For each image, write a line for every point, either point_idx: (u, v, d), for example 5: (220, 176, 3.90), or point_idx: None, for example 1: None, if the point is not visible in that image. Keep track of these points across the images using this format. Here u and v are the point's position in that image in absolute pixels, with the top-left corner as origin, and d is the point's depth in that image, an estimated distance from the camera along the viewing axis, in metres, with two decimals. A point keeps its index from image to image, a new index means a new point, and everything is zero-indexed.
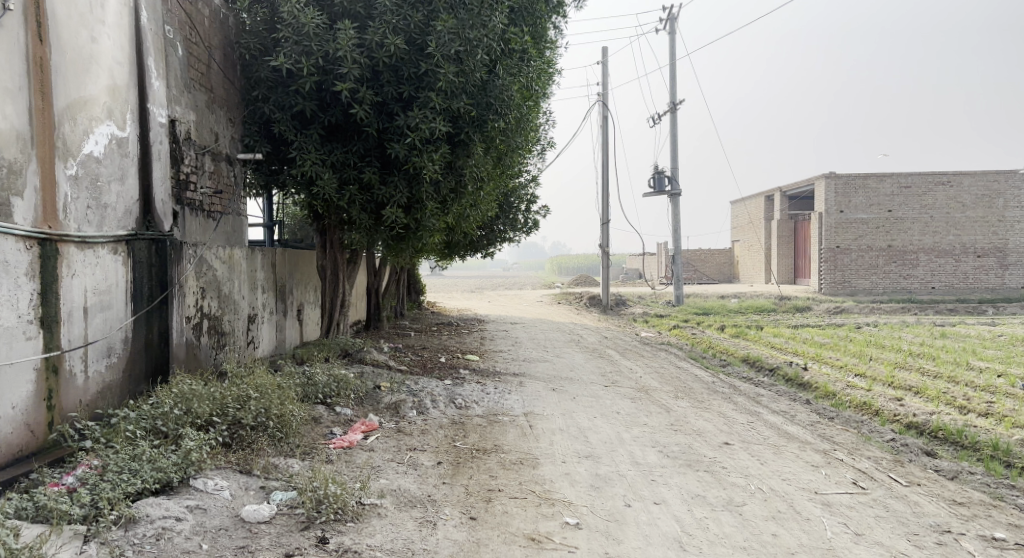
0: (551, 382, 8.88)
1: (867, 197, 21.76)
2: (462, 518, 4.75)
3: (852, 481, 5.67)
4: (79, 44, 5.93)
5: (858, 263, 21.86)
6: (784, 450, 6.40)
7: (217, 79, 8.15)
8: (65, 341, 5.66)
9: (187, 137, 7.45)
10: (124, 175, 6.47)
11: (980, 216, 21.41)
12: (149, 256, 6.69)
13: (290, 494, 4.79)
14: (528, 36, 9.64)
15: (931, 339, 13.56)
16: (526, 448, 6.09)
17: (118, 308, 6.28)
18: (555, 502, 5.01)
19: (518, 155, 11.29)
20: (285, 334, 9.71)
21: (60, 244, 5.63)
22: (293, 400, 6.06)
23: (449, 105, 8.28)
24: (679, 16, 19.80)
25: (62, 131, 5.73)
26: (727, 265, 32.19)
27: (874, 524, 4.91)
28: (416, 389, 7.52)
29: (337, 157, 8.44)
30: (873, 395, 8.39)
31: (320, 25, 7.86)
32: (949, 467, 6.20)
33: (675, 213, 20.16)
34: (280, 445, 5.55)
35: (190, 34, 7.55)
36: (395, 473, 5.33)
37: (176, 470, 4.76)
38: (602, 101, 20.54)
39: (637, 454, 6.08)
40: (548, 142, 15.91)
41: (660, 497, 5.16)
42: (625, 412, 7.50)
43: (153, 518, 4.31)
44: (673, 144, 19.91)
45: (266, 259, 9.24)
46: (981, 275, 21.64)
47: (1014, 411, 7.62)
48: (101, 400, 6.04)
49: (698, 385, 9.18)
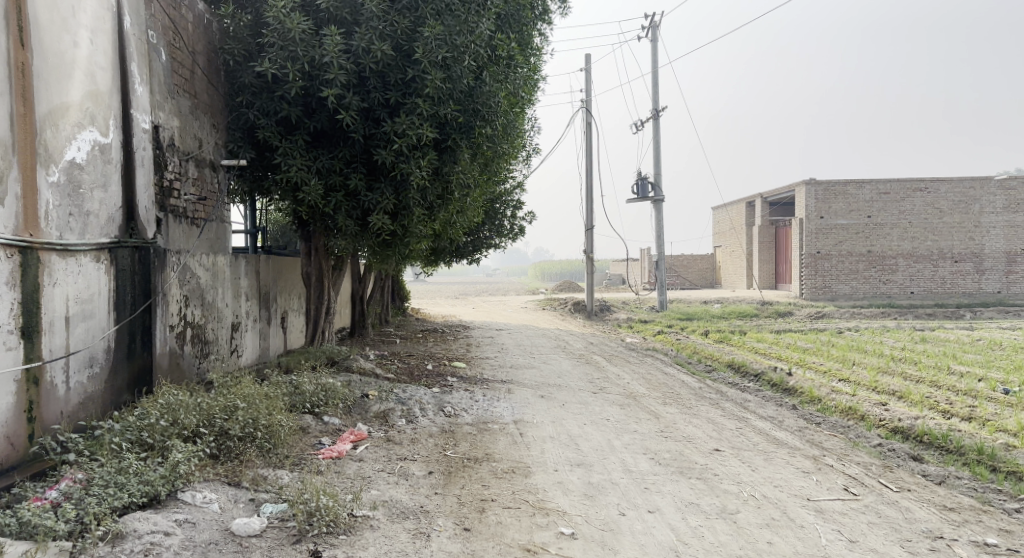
0: (540, 390, 8.84)
1: (847, 203, 22.02)
2: (456, 529, 4.69)
3: (844, 487, 5.69)
4: (61, 49, 5.83)
5: (838, 269, 22.14)
6: (774, 456, 6.41)
7: (201, 85, 8.05)
8: (46, 352, 5.54)
9: (171, 144, 7.35)
10: (106, 182, 6.35)
11: (957, 222, 21.68)
12: (132, 263, 6.58)
13: (281, 506, 4.71)
14: (514, 42, 9.62)
15: (913, 344, 13.65)
16: (517, 456, 6.05)
17: (101, 317, 6.15)
18: (549, 511, 4.97)
19: (504, 161, 11.26)
20: (268, 341, 9.60)
21: (41, 252, 5.52)
22: (281, 410, 5.96)
23: (436, 111, 8.25)
24: (660, 24, 19.92)
25: (43, 137, 5.62)
26: (709, 271, 32.39)
27: (867, 530, 4.93)
28: (404, 397, 7.44)
29: (323, 163, 8.32)
30: (858, 400, 8.44)
31: (306, 31, 7.77)
32: (936, 471, 6.24)
33: (658, 219, 20.25)
34: (268, 456, 5.46)
35: (173, 39, 7.46)
36: (386, 484, 5.26)
37: (164, 483, 4.66)
38: (585, 107, 20.61)
39: (629, 461, 6.06)
40: (533, 149, 15.92)
41: (654, 505, 5.15)
42: (615, 419, 7.48)
43: (140, 533, 4.21)
44: (656, 150, 20.00)
45: (250, 266, 9.13)
46: (959, 280, 21.91)
47: (997, 416, 7.70)
48: (83, 411, 5.91)
49: (685, 391, 9.19)
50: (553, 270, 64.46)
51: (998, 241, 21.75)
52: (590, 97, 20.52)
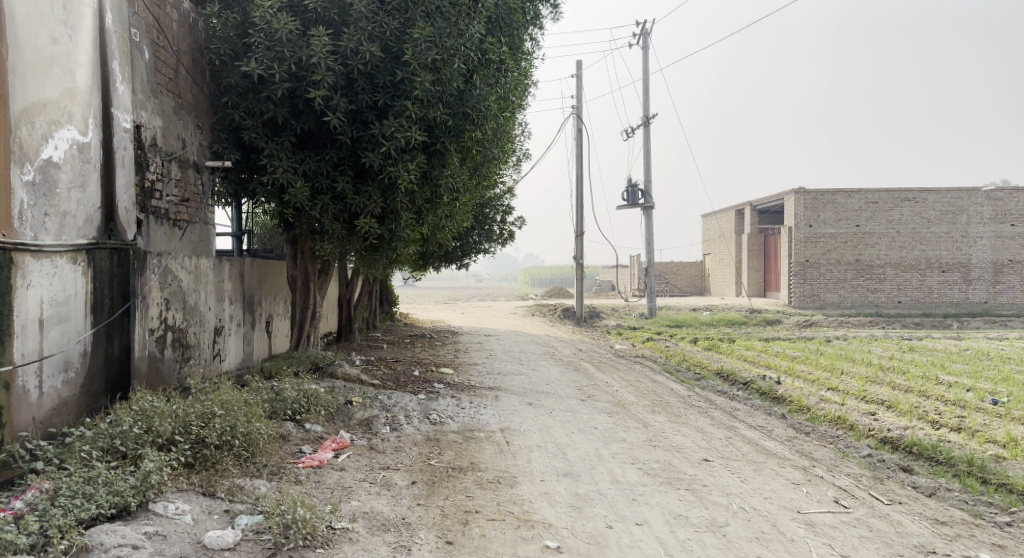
0: (527, 397, 8.72)
1: (836, 212, 22.07)
2: (438, 542, 4.56)
3: (834, 500, 5.59)
4: (38, 45, 5.68)
5: (827, 277, 22.17)
6: (763, 466, 6.32)
7: (186, 85, 7.90)
8: (18, 355, 5.38)
9: (153, 144, 7.19)
10: (85, 182, 6.19)
11: (944, 232, 21.74)
12: (110, 265, 6.41)
13: (256, 518, 4.56)
14: (505, 46, 9.54)
15: (901, 353, 13.61)
16: (503, 466, 5.92)
17: (77, 321, 6.00)
18: (534, 524, 4.85)
19: (495, 165, 11.18)
20: (252, 346, 9.42)
21: (14, 254, 5.36)
22: (260, 418, 5.82)
23: (425, 114, 8.11)
24: (651, 31, 19.94)
25: (18, 135, 5.47)
26: (699, 278, 32.43)
27: (859, 545, 4.84)
28: (389, 404, 7.30)
29: (310, 165, 8.19)
30: (847, 410, 8.37)
31: (293, 32, 7.64)
32: (926, 483, 6.16)
33: (648, 225, 20.22)
34: (246, 465, 5.31)
35: (157, 37, 7.31)
36: (367, 495, 5.13)
37: (134, 493, 4.51)
38: (576, 113, 20.54)
39: (617, 472, 5.93)
40: (524, 154, 15.84)
41: (642, 517, 5.03)
42: (603, 428, 7.36)
43: (107, 547, 4.07)
44: (646, 157, 19.97)
45: (234, 269, 8.95)
46: (946, 289, 21.95)
47: (986, 427, 7.64)
48: (56, 417, 5.74)
49: (674, 399, 9.09)
50: (544, 276, 64.28)
51: (985, 251, 21.81)
52: (580, 102, 20.47)
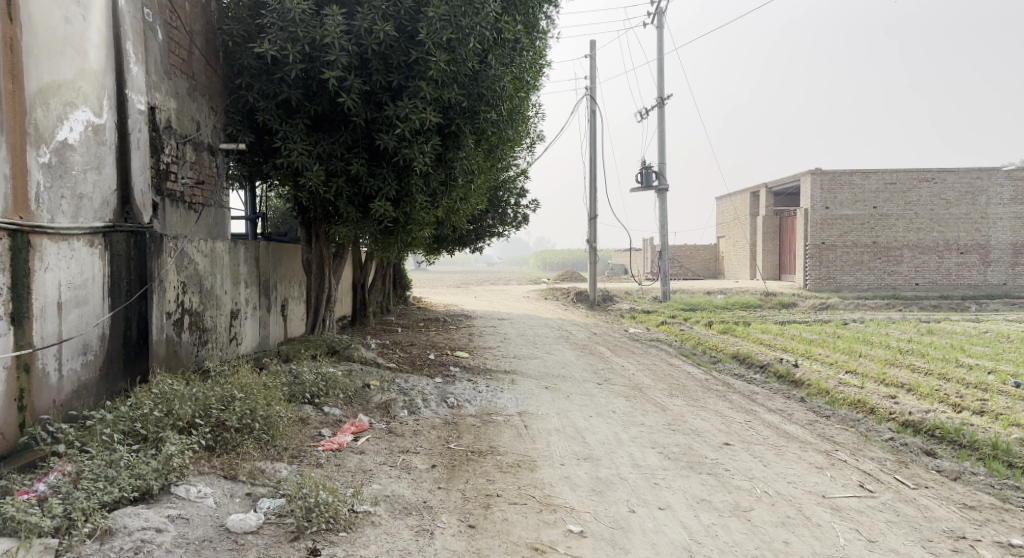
0: (544, 380, 8.67)
1: (853, 193, 21.78)
2: (460, 526, 4.53)
3: (859, 484, 5.51)
4: (52, 25, 5.62)
5: (843, 260, 21.93)
6: (785, 450, 6.24)
7: (199, 66, 7.83)
8: (38, 338, 5.37)
9: (167, 125, 7.13)
10: (100, 164, 6.16)
11: (964, 213, 21.40)
12: (127, 249, 6.36)
13: (278, 502, 4.55)
14: (520, 25, 9.40)
15: (919, 336, 13.44)
16: (523, 450, 5.88)
17: (95, 304, 5.97)
18: (556, 508, 4.81)
19: (510, 147, 11.08)
20: (268, 329, 9.42)
21: (32, 236, 5.34)
22: (279, 401, 5.81)
23: (439, 95, 7.99)
24: (666, 10, 19.61)
25: (33, 116, 5.43)
26: (713, 261, 32.22)
27: (887, 530, 4.76)
28: (406, 388, 7.27)
29: (325, 147, 8.10)
30: (866, 393, 8.26)
31: (306, 11, 7.52)
32: (951, 467, 6.06)
33: (662, 207, 20.05)
34: (266, 448, 5.29)
35: (170, 18, 7.23)
36: (388, 478, 5.10)
37: (156, 477, 4.50)
38: (590, 94, 20.33)
39: (638, 455, 5.89)
40: (537, 136, 15.68)
41: (665, 502, 4.98)
42: (622, 411, 7.31)
43: (131, 530, 4.07)
44: (661, 138, 19.75)
45: (250, 253, 8.93)
46: (964, 272, 21.68)
47: (1009, 410, 7.51)
48: (76, 400, 5.75)
49: (691, 383, 9.01)
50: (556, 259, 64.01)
51: (1004, 233, 21.49)
52: (594, 84, 20.23)
